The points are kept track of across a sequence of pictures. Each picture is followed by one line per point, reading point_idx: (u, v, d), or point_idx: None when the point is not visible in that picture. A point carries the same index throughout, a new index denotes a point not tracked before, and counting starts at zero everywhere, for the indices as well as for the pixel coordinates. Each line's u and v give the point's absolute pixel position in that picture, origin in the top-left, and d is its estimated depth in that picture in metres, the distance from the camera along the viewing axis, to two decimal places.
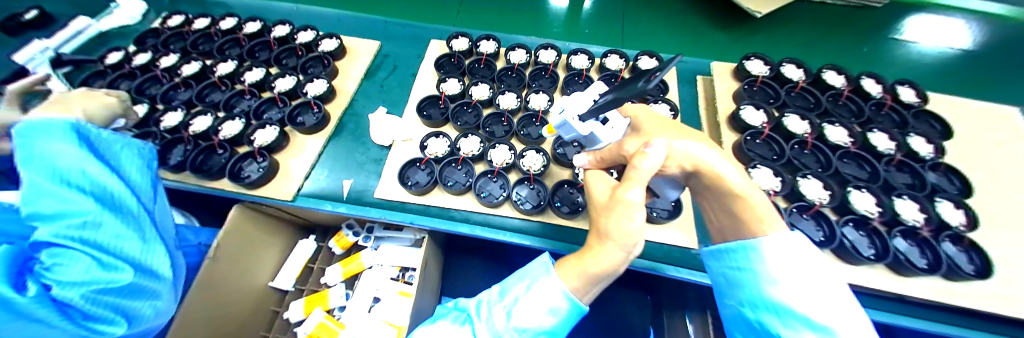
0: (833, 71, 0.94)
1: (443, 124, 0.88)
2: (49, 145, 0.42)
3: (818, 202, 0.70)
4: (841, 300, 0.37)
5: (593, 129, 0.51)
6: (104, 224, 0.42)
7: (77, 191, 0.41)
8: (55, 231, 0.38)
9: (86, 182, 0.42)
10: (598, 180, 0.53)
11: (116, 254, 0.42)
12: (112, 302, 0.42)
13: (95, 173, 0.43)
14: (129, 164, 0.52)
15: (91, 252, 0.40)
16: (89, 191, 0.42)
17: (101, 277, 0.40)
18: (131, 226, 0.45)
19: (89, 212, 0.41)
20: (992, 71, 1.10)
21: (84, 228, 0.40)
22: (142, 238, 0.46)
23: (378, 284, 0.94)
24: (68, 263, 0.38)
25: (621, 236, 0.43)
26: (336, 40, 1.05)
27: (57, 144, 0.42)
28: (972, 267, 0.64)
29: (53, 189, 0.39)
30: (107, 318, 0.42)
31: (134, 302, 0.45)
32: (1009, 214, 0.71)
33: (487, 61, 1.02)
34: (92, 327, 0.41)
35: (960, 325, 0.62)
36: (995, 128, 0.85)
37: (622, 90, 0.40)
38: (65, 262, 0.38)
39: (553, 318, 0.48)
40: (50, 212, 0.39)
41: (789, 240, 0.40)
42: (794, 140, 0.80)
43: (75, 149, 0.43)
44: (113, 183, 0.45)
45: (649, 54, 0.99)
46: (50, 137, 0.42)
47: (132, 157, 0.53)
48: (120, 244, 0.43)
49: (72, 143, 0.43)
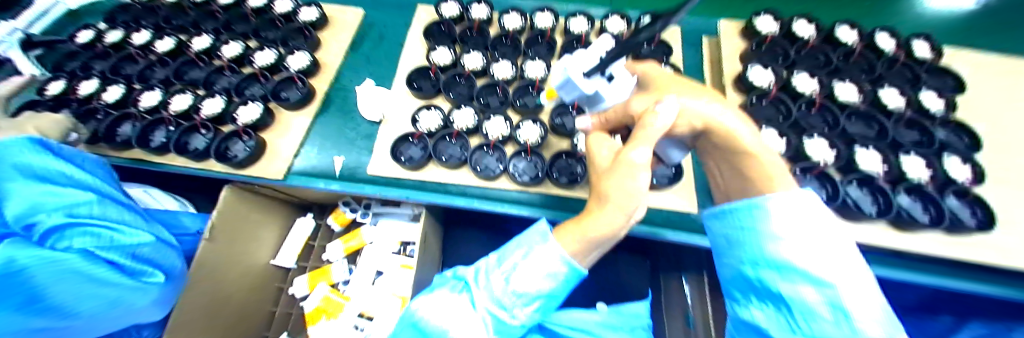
0: (845, 27, 0.88)
1: (436, 95, 0.84)
2: (21, 156, 0.53)
3: (822, 162, 0.69)
4: (847, 256, 0.36)
5: (598, 88, 0.47)
6: (103, 209, 0.53)
7: (66, 186, 0.53)
8: (65, 213, 0.49)
9: (67, 180, 0.54)
10: (601, 143, 0.51)
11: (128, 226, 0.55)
12: (145, 258, 0.54)
13: (71, 173, 0.55)
14: (94, 165, 0.63)
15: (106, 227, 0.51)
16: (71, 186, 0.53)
17: (124, 241, 0.52)
18: (125, 210, 0.57)
19: (89, 200, 0.52)
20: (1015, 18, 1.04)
21: (89, 211, 0.52)
22: (140, 216, 0.58)
23: (379, 260, 0.94)
24: (87, 235, 0.49)
25: (623, 199, 0.41)
26: (316, 9, 0.97)
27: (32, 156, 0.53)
28: (975, 220, 0.64)
29: (47, 187, 0.51)
30: (146, 272, 0.53)
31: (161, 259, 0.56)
32: (1014, 168, 0.70)
33: (480, 26, 0.95)
34: (142, 280, 0.53)
35: (955, 277, 0.63)
36: (1008, 81, 0.82)
37: (627, 43, 0.34)
38: (79, 236, 0.49)
39: (552, 281, 0.47)
40: (53, 204, 0.49)
41: (799, 197, 0.38)
42: (801, 99, 0.77)
43: (48, 158, 0.54)
44: (85, 178, 0.56)
45: (653, 14, 0.93)
46: (19, 151, 0.53)
47: (95, 160, 0.64)
48: (123, 221, 0.55)
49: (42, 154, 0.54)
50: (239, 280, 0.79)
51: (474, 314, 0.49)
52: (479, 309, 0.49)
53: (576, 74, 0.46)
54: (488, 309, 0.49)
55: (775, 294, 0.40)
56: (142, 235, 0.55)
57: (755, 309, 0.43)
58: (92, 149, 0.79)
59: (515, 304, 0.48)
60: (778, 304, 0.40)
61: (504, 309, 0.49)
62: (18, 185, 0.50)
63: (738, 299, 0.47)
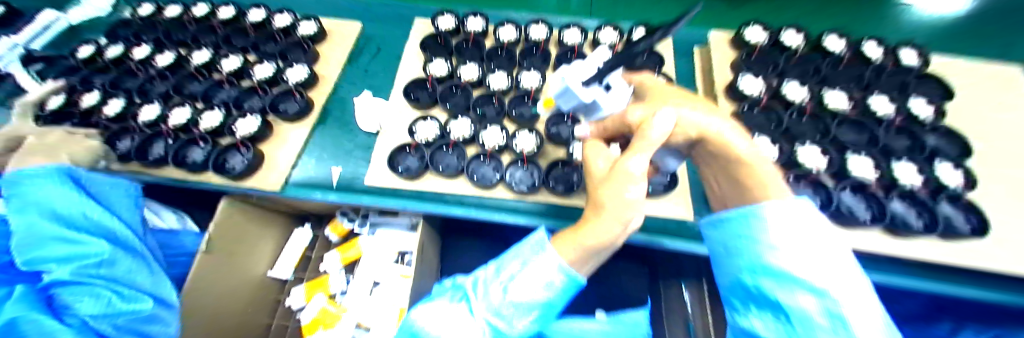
0: (833, 36, 0.90)
1: (432, 106, 0.85)
2: (44, 194, 0.50)
3: (815, 169, 0.69)
4: (841, 264, 0.36)
5: (596, 97, 0.47)
6: (118, 262, 0.49)
7: (84, 232, 0.49)
8: (73, 271, 0.45)
9: (89, 225, 0.51)
10: (598, 153, 0.51)
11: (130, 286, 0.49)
12: (135, 329, 0.47)
13: (93, 214, 0.52)
14: (119, 202, 0.59)
15: (110, 287, 0.46)
16: (91, 232, 0.50)
17: (124, 309, 0.46)
18: (140, 261, 0.52)
19: (103, 252, 0.48)
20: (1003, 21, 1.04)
21: (100, 266, 0.47)
22: (150, 270, 0.53)
23: (378, 271, 0.92)
24: (89, 296, 0.45)
25: (618, 208, 0.42)
26: (315, 23, 0.98)
27: (60, 196, 0.51)
28: (968, 226, 0.65)
29: (62, 232, 0.47)
30: None
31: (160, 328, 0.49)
32: (1004, 173, 0.71)
33: (475, 40, 0.97)
34: None
35: (953, 284, 0.63)
36: (996, 88, 0.84)
37: (625, 52, 0.35)
38: (81, 298, 0.44)
39: (549, 292, 0.47)
40: (62, 254, 0.47)
41: (795, 206, 0.39)
42: (791, 107, 0.78)
43: (74, 199, 0.51)
44: (112, 222, 0.53)
45: (644, 25, 0.95)
46: (46, 187, 0.51)
47: (122, 196, 0.60)
48: (131, 279, 0.50)
49: (71, 193, 0.52)
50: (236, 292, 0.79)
51: (474, 322, 0.49)
52: (478, 318, 0.49)
53: (575, 83, 0.46)
54: (486, 319, 0.49)
55: (773, 302, 0.40)
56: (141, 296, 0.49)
57: (755, 319, 0.43)
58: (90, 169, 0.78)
59: (513, 315, 0.48)
60: (777, 312, 0.39)
61: (502, 319, 0.49)
62: (42, 227, 0.48)
63: (738, 308, 0.47)
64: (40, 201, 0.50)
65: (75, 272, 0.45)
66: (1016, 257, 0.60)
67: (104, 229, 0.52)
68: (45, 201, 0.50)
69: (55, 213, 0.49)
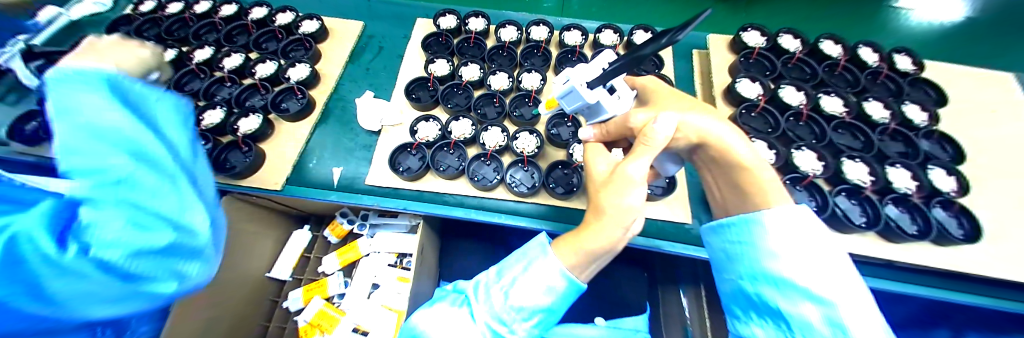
0: (829, 41, 0.91)
1: (433, 107, 0.85)
2: (64, 88, 0.26)
3: (811, 173, 0.70)
4: (841, 271, 0.37)
5: (600, 98, 0.48)
6: (160, 186, 0.28)
7: (117, 144, 0.27)
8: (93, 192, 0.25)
9: (132, 140, 0.28)
10: (600, 156, 0.52)
11: (175, 219, 0.29)
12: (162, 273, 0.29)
13: (133, 126, 0.28)
14: (163, 117, 0.32)
15: (136, 220, 0.26)
16: (122, 148, 0.27)
17: (146, 253, 0.27)
18: (187, 193, 0.31)
19: (130, 171, 0.27)
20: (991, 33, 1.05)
21: (126, 192, 0.26)
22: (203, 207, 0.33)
23: (377, 271, 0.95)
24: (103, 227, 0.25)
25: (619, 213, 0.43)
26: (317, 22, 0.99)
27: (87, 97, 0.27)
28: (961, 231, 0.66)
29: (82, 143, 0.26)
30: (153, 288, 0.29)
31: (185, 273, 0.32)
32: (997, 179, 0.72)
33: (477, 39, 0.98)
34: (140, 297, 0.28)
35: (944, 288, 0.64)
36: (990, 95, 0.85)
37: (634, 58, 0.37)
38: (105, 228, 0.25)
39: (551, 296, 0.48)
40: (84, 168, 0.26)
41: (796, 213, 0.40)
42: (789, 112, 0.79)
43: (105, 98, 0.27)
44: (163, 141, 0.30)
45: (644, 28, 0.96)
46: (63, 76, 0.26)
47: (181, 113, 0.34)
48: (170, 216, 0.29)
49: (101, 90, 0.27)
50: (234, 289, 0.79)
51: (474, 327, 0.49)
52: (478, 322, 0.49)
53: (579, 84, 0.47)
54: (487, 323, 0.49)
55: (774, 310, 0.40)
56: (184, 239, 0.30)
57: (756, 326, 0.43)
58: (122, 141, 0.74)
59: (514, 319, 0.48)
60: (778, 320, 0.40)
61: (503, 323, 0.49)
62: (52, 129, 0.26)
63: (738, 315, 0.47)
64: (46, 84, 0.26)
65: (96, 197, 0.25)
66: (1005, 262, 0.61)
67: (138, 146, 0.28)
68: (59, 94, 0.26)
69: (51, 109, 0.26)
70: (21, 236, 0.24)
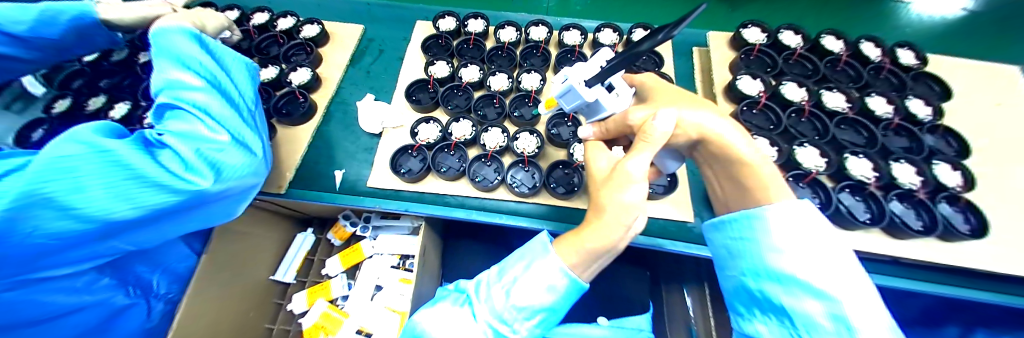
0: (831, 37, 0.90)
1: (433, 108, 0.85)
2: (171, 44, 0.46)
3: (814, 170, 0.69)
4: (846, 267, 0.36)
5: (599, 97, 0.48)
6: (213, 97, 0.44)
7: (193, 72, 0.44)
8: (173, 97, 0.41)
9: (201, 70, 0.45)
10: (600, 154, 0.52)
11: (223, 124, 0.43)
12: (214, 160, 0.40)
13: (209, 65, 0.47)
14: (235, 71, 0.52)
15: (196, 113, 0.41)
16: (203, 76, 0.45)
17: (201, 136, 0.40)
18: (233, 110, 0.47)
19: (200, 86, 0.43)
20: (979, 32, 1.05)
21: (193, 99, 0.42)
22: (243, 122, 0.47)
23: (379, 273, 0.95)
24: (180, 120, 0.40)
25: (619, 210, 0.43)
26: (319, 26, 1.00)
27: (184, 46, 0.46)
28: (968, 227, 0.65)
29: (173, 70, 0.43)
30: (196, 170, 0.39)
31: (235, 168, 0.43)
32: (1004, 173, 0.71)
33: (476, 41, 0.98)
34: (187, 180, 0.38)
35: (951, 284, 0.63)
36: (996, 90, 0.83)
37: (628, 55, 0.37)
38: (177, 118, 0.40)
39: (552, 296, 0.48)
40: (172, 84, 0.42)
41: (798, 208, 0.40)
42: (791, 108, 0.78)
43: (190, 46, 0.46)
44: (222, 76, 0.48)
45: (643, 26, 0.96)
46: (170, 37, 0.46)
47: (242, 71, 0.54)
48: (221, 116, 0.43)
49: (194, 44, 0.47)
50: (238, 292, 0.79)
51: (475, 326, 0.50)
52: (480, 321, 0.49)
53: (578, 83, 0.47)
54: (489, 322, 0.49)
55: (777, 307, 0.40)
56: (233, 140, 0.43)
57: (759, 323, 0.43)
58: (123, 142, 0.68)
59: (516, 318, 0.48)
60: (781, 317, 0.40)
61: (504, 323, 0.49)
62: (158, 69, 0.43)
63: (741, 313, 0.46)
64: (159, 44, 0.46)
65: (176, 99, 0.41)
66: (1013, 257, 0.60)
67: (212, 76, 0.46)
68: (166, 47, 0.45)
69: (161, 55, 0.44)
70: (90, 143, 0.33)
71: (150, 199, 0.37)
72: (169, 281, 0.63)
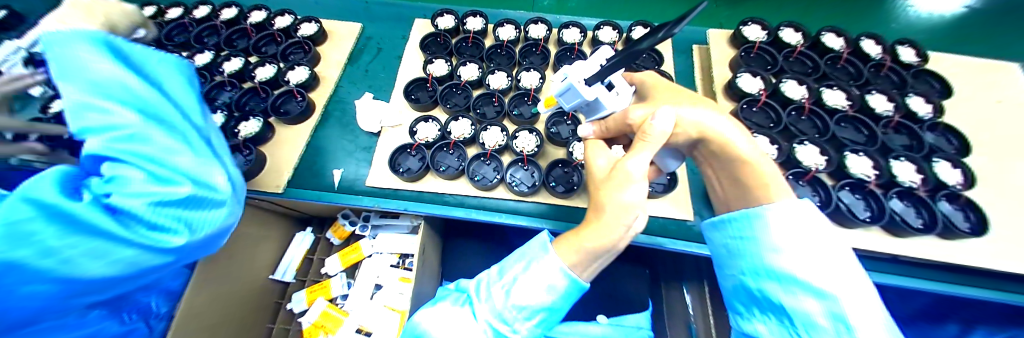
0: (831, 34, 0.90)
1: (432, 107, 0.85)
2: (73, 52, 0.31)
3: (814, 168, 0.69)
4: (845, 266, 0.36)
5: (598, 95, 0.48)
6: (162, 135, 0.33)
7: (117, 99, 0.32)
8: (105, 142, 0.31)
9: (126, 96, 0.32)
10: (600, 153, 0.52)
11: (181, 170, 0.33)
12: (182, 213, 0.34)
13: (139, 87, 0.34)
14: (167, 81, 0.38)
15: (144, 162, 0.32)
16: (132, 105, 0.32)
17: (158, 189, 0.32)
18: (190, 142, 0.36)
19: (134, 122, 0.32)
20: (981, 28, 1.05)
21: (134, 139, 0.32)
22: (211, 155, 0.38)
23: (379, 272, 0.95)
24: (126, 172, 0.31)
25: (619, 209, 0.43)
26: (316, 24, 0.99)
27: (86, 56, 0.32)
28: (967, 224, 0.65)
29: (84, 98, 0.30)
30: (171, 227, 0.33)
31: (213, 214, 0.37)
32: (1005, 170, 0.71)
33: (475, 39, 0.97)
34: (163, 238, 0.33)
35: (951, 282, 0.63)
36: (997, 87, 0.83)
37: (627, 54, 0.37)
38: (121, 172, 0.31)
39: (552, 296, 0.48)
40: (95, 121, 0.31)
41: (797, 208, 0.40)
42: (791, 106, 0.78)
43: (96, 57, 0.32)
44: (153, 96, 0.34)
45: (643, 24, 0.95)
46: (67, 45, 0.32)
47: (170, 75, 0.40)
48: (177, 161, 0.33)
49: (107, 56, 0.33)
50: (237, 292, 0.79)
51: (475, 325, 0.50)
52: (480, 321, 0.49)
53: (577, 81, 0.46)
54: (489, 321, 0.49)
55: (776, 306, 0.40)
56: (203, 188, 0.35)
57: (759, 323, 0.42)
58: None
59: (517, 318, 0.48)
60: (781, 316, 0.39)
61: (505, 322, 0.49)
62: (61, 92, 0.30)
63: (740, 312, 0.46)
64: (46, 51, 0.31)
65: (111, 145, 0.31)
66: (1013, 255, 0.61)
67: (148, 103, 0.33)
68: (58, 58, 0.31)
69: (56, 69, 0.31)
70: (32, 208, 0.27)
71: (125, 254, 0.32)
72: (167, 300, 0.61)
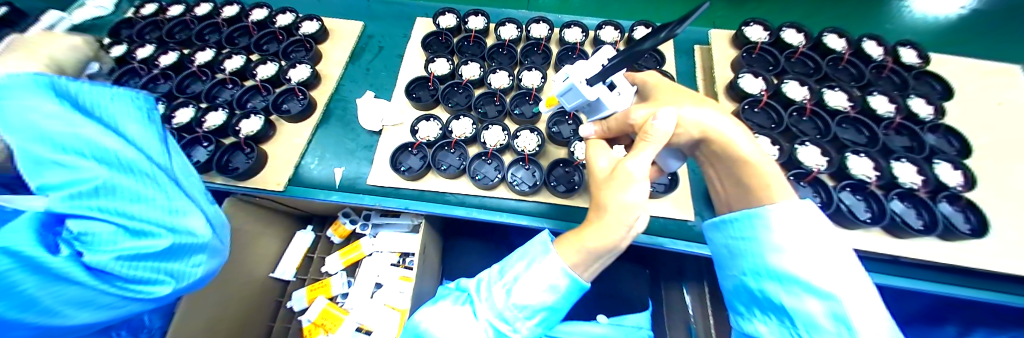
0: (833, 35, 0.90)
1: (433, 106, 0.85)
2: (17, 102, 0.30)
3: (815, 168, 0.69)
4: (847, 266, 0.36)
5: (600, 95, 0.48)
6: (128, 190, 0.34)
7: (81, 154, 0.32)
8: (66, 199, 0.31)
9: (88, 151, 0.33)
10: (601, 153, 0.52)
11: (148, 220, 0.35)
12: (153, 264, 0.37)
13: (101, 133, 0.34)
14: (125, 119, 0.38)
15: (114, 219, 0.33)
16: (92, 155, 0.33)
17: (132, 244, 0.34)
18: (159, 187, 0.38)
19: (98, 177, 0.32)
20: (982, 30, 1.05)
21: (99, 194, 0.32)
22: (182, 197, 0.40)
23: (379, 270, 0.95)
24: (95, 228, 0.33)
25: (620, 209, 0.43)
26: (317, 22, 0.98)
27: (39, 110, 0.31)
28: (968, 226, 0.65)
29: (48, 156, 0.31)
30: (152, 277, 0.37)
31: (189, 258, 0.40)
32: (1008, 172, 0.71)
33: (477, 38, 0.97)
34: (142, 287, 0.37)
35: (951, 283, 0.64)
36: (999, 89, 0.83)
37: (632, 52, 0.37)
38: (92, 230, 0.32)
39: (553, 295, 0.48)
40: (58, 181, 0.31)
41: (800, 208, 0.39)
42: (792, 107, 0.78)
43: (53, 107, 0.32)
44: (119, 146, 0.35)
45: (644, 24, 0.95)
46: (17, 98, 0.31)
47: (129, 108, 0.39)
48: (145, 214, 0.35)
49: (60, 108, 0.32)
50: (237, 289, 0.79)
51: (475, 325, 0.50)
52: (481, 320, 0.49)
53: (579, 81, 0.46)
54: (489, 320, 0.49)
55: (778, 306, 0.40)
56: (173, 236, 0.37)
57: (759, 323, 0.43)
58: None
59: (517, 317, 0.48)
60: (782, 317, 0.40)
61: (506, 321, 0.49)
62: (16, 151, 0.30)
63: (742, 312, 0.46)
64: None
65: (72, 203, 0.31)
66: (1014, 256, 0.61)
67: (110, 154, 0.34)
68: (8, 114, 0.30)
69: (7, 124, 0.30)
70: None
71: (106, 301, 0.35)
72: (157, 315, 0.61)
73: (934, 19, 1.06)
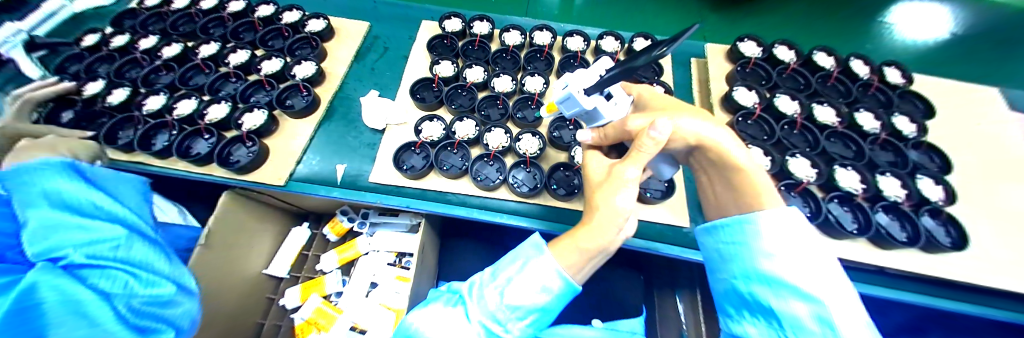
0: (823, 53, 0.94)
1: (437, 107, 0.86)
2: (47, 182, 0.43)
3: (805, 180, 0.72)
4: (831, 272, 0.38)
5: (597, 104, 0.51)
6: (101, 258, 0.39)
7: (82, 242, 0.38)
8: (80, 271, 0.36)
9: (53, 232, 0.38)
10: (593, 162, 0.53)
11: (118, 280, 0.39)
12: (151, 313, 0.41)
13: (104, 203, 0.45)
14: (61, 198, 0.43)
15: (109, 277, 0.38)
16: (84, 240, 0.39)
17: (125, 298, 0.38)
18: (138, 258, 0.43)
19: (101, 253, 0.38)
20: (961, 54, 1.11)
21: (98, 263, 0.38)
22: (161, 266, 0.45)
23: (375, 269, 0.95)
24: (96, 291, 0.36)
25: (612, 213, 0.45)
26: (324, 21, 0.99)
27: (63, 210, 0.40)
28: (948, 239, 0.68)
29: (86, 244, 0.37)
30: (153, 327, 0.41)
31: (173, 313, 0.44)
32: (985, 189, 0.74)
33: (481, 42, 0.99)
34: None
35: (932, 294, 0.66)
36: (977, 110, 0.87)
37: (626, 67, 0.40)
38: (94, 288, 0.36)
39: (547, 296, 0.48)
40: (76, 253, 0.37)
41: (788, 215, 0.41)
42: (784, 120, 0.81)
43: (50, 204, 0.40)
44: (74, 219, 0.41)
45: (644, 36, 0.99)
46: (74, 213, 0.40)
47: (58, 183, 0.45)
48: (122, 276, 0.39)
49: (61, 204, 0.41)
50: (230, 284, 0.78)
51: (468, 327, 0.50)
52: (473, 322, 0.50)
53: (578, 90, 0.49)
54: (482, 322, 0.49)
55: (766, 309, 0.41)
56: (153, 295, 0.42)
57: (748, 324, 0.43)
58: (132, 161, 0.75)
59: (510, 318, 0.49)
60: (769, 318, 0.40)
61: (499, 323, 0.49)
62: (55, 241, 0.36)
63: (731, 314, 0.47)
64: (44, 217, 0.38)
65: (76, 272, 0.35)
66: (990, 269, 0.64)
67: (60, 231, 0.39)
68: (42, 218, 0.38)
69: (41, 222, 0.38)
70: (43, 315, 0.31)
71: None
72: None
73: (916, 43, 1.12)
